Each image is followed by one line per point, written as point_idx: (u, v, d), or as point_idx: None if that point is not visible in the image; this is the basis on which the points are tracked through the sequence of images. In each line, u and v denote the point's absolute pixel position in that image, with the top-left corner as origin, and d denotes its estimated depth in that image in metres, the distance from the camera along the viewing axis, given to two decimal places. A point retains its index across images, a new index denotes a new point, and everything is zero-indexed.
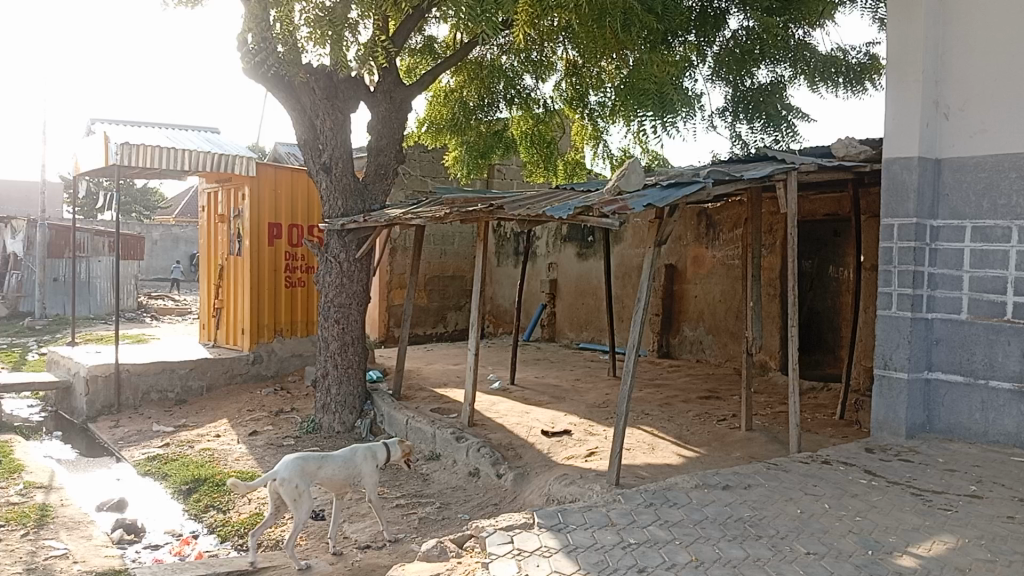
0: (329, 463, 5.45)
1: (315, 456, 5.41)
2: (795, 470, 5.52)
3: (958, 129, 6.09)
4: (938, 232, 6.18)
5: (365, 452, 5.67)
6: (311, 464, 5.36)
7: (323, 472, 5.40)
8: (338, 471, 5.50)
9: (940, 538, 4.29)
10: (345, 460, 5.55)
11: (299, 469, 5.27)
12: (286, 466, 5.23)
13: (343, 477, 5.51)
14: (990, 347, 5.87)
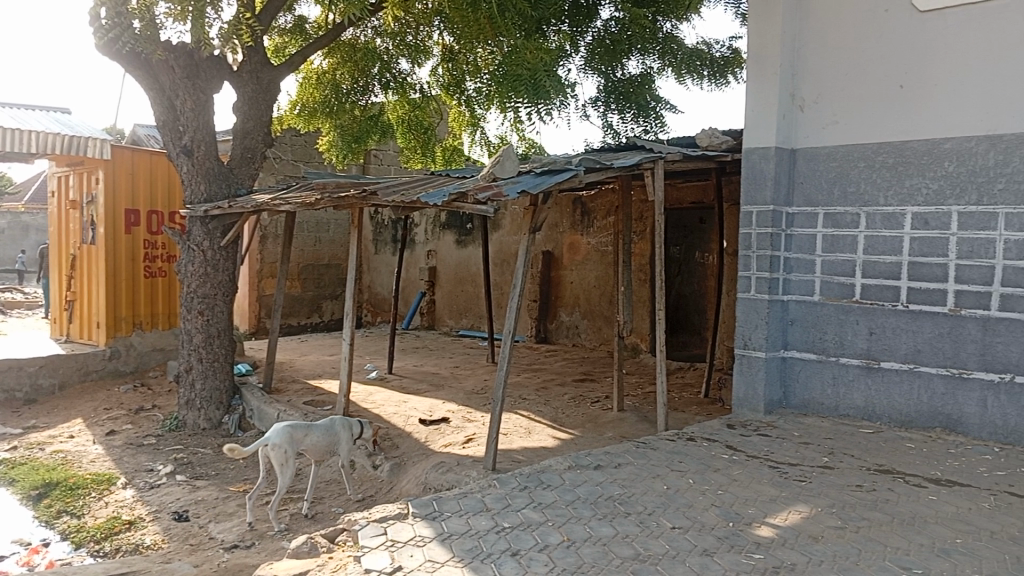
0: (316, 432, 5.80)
1: (304, 424, 5.78)
2: (663, 448, 5.72)
3: (811, 121, 6.44)
4: (793, 218, 6.53)
5: (345, 422, 6.03)
6: (301, 431, 5.74)
7: (309, 440, 5.76)
8: (321, 440, 5.83)
9: (794, 508, 4.54)
10: (327, 428, 5.88)
11: (290, 436, 5.66)
12: (277, 432, 5.65)
13: (325, 446, 5.87)
14: (840, 326, 6.27)
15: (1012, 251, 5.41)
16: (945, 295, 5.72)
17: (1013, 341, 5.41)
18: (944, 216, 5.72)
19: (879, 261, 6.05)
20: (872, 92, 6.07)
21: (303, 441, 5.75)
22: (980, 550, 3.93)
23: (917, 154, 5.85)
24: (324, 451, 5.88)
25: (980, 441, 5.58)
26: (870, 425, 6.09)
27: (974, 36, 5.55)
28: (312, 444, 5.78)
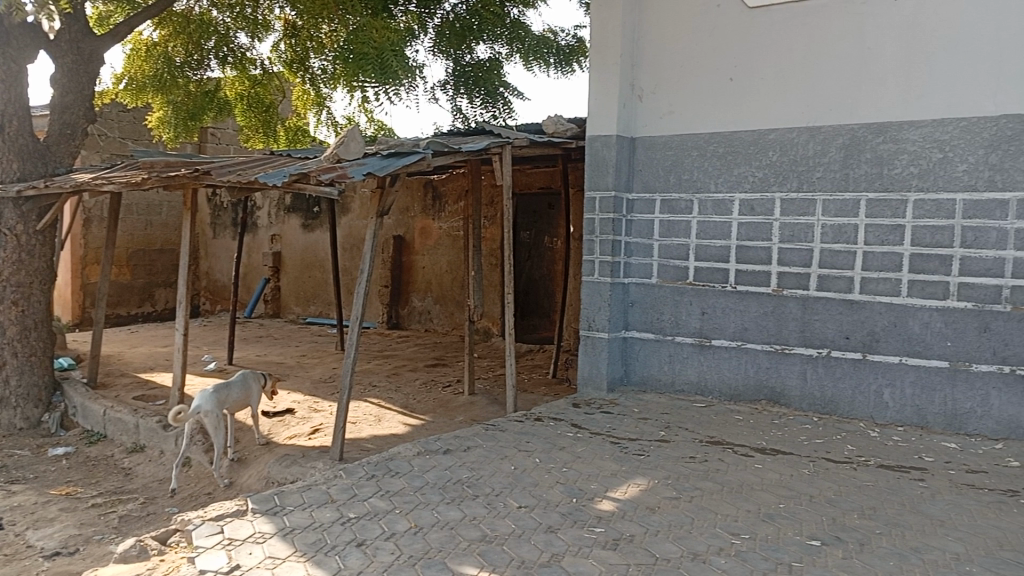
0: (236, 389, 6.07)
1: (224, 385, 6.00)
2: (510, 429, 5.80)
3: (650, 111, 6.70)
4: (633, 204, 6.79)
5: (254, 376, 6.35)
6: (224, 392, 5.97)
7: (232, 398, 6.03)
8: (239, 395, 6.12)
9: (634, 482, 4.73)
10: (243, 384, 6.18)
11: (217, 399, 5.88)
12: (206, 399, 5.82)
13: (243, 400, 6.18)
14: (676, 307, 6.59)
15: (828, 235, 5.86)
16: (769, 277, 6.12)
17: (829, 318, 5.88)
18: (768, 203, 6.12)
19: (711, 245, 6.40)
20: (705, 83, 6.38)
21: (226, 400, 5.99)
22: (799, 513, 4.25)
23: (744, 144, 6.21)
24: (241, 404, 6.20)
25: (800, 411, 6.04)
26: (703, 399, 6.46)
27: (796, 33, 5.94)
28: (234, 401, 6.07)
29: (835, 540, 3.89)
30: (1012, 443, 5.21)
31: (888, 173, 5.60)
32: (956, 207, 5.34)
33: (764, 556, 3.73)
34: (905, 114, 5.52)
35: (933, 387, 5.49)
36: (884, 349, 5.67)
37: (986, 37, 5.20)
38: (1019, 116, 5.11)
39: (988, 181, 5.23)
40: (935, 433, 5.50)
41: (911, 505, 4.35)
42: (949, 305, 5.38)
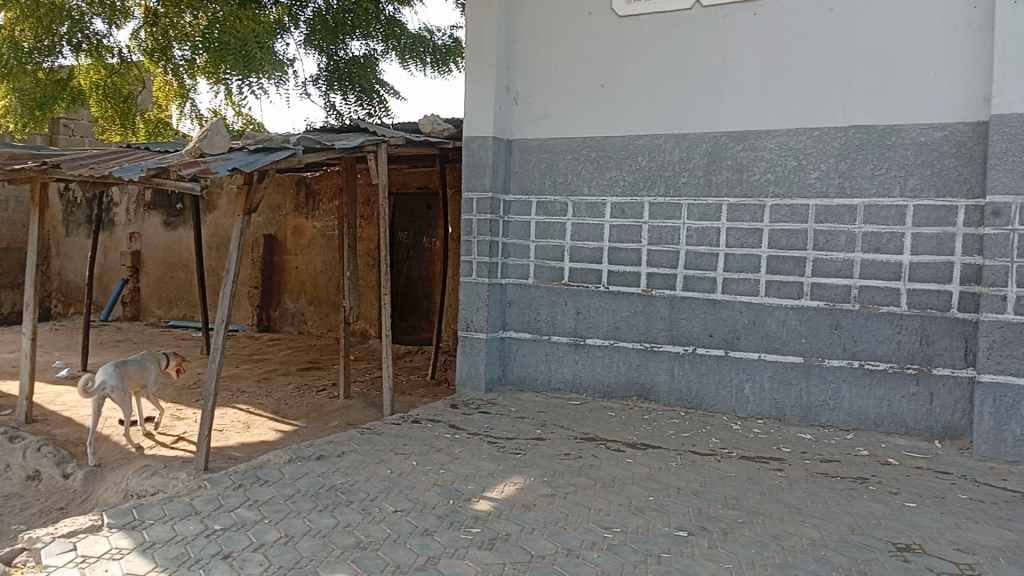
0: (135, 364, 6.34)
1: (124, 362, 6.25)
2: (387, 432, 5.72)
3: (525, 113, 6.78)
4: (509, 205, 6.85)
5: (153, 357, 6.61)
6: (124, 369, 6.22)
7: (131, 374, 6.28)
8: (138, 370, 6.40)
9: (510, 481, 4.77)
10: (141, 363, 6.42)
11: (117, 375, 6.11)
12: (107, 374, 6.05)
13: (141, 377, 6.42)
14: (551, 307, 6.69)
15: (693, 238, 6.11)
16: (639, 277, 6.32)
17: (694, 317, 6.13)
18: (638, 207, 6.32)
19: (585, 247, 6.53)
20: (578, 88, 6.52)
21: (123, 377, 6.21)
22: (667, 506, 4.40)
23: (616, 149, 6.39)
24: (139, 382, 6.42)
25: (669, 407, 6.27)
26: (578, 397, 6.60)
27: (664, 43, 6.16)
28: (132, 376, 6.32)
29: (701, 530, 4.06)
30: (860, 432, 5.60)
31: (748, 179, 5.90)
32: (810, 212, 5.69)
33: (635, 548, 3.84)
34: (762, 124, 5.84)
35: (790, 381, 5.83)
36: (745, 346, 5.96)
37: (836, 53, 5.56)
38: (865, 127, 5.49)
39: (838, 188, 5.59)
40: (791, 425, 5.83)
41: (771, 494, 4.59)
42: (803, 304, 5.73)
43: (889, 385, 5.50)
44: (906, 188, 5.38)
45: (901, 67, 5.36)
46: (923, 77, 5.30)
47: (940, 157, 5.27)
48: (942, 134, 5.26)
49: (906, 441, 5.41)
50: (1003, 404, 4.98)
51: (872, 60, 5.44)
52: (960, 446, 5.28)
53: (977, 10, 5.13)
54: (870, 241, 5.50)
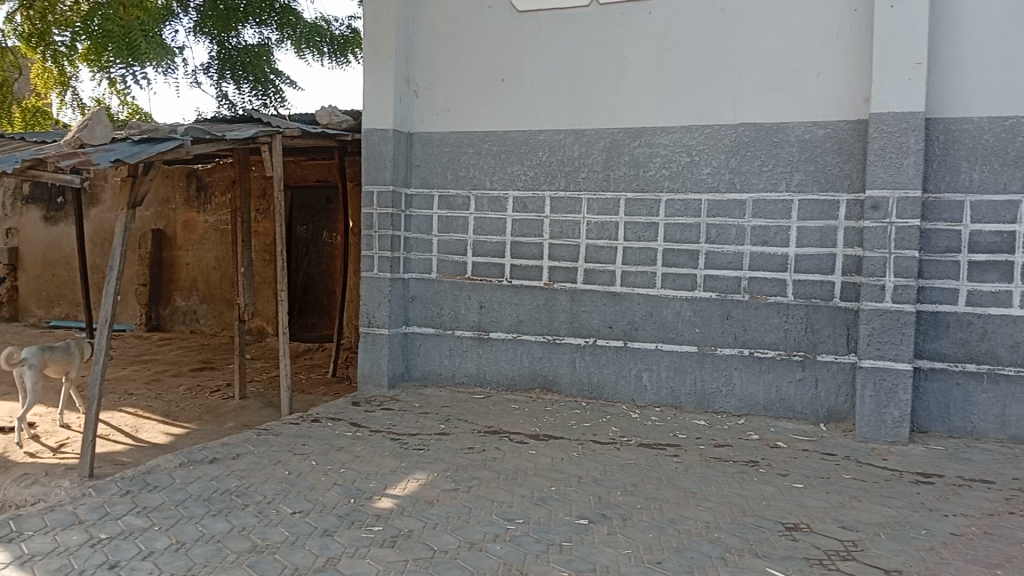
0: (63, 351, 6.42)
1: (51, 346, 6.35)
2: (285, 433, 5.56)
3: (425, 107, 6.70)
4: (411, 199, 6.76)
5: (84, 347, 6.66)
6: (50, 353, 6.31)
7: (56, 359, 6.35)
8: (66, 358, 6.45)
9: (413, 477, 4.72)
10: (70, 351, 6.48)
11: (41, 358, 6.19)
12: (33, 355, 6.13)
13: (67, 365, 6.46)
14: (455, 302, 6.66)
15: (593, 232, 6.20)
16: (541, 271, 6.37)
17: (595, 310, 6.23)
18: (539, 201, 6.37)
19: (487, 241, 6.53)
20: (479, 82, 6.50)
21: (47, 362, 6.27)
22: (568, 495, 4.46)
23: (516, 143, 6.41)
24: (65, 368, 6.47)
25: (571, 398, 6.35)
26: (481, 391, 6.60)
27: (562, 39, 6.22)
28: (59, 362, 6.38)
29: (601, 518, 4.13)
30: (751, 417, 5.82)
31: (645, 174, 6.03)
32: (702, 207, 5.87)
33: (537, 539, 3.87)
34: (658, 121, 5.97)
35: (685, 370, 6.00)
36: (643, 337, 6.10)
37: (727, 52, 5.74)
38: (754, 124, 5.70)
39: (728, 183, 5.79)
40: (687, 412, 6.01)
41: (668, 479, 4.71)
42: (697, 295, 5.90)
43: (777, 371, 5.74)
44: (791, 183, 5.62)
45: (788, 67, 5.58)
46: (808, 77, 5.54)
47: (823, 154, 5.52)
48: (826, 131, 5.51)
49: (794, 425, 5.66)
50: (882, 387, 5.27)
51: (761, 59, 5.65)
52: (843, 428, 5.56)
53: (857, 13, 5.39)
54: (758, 234, 5.72)
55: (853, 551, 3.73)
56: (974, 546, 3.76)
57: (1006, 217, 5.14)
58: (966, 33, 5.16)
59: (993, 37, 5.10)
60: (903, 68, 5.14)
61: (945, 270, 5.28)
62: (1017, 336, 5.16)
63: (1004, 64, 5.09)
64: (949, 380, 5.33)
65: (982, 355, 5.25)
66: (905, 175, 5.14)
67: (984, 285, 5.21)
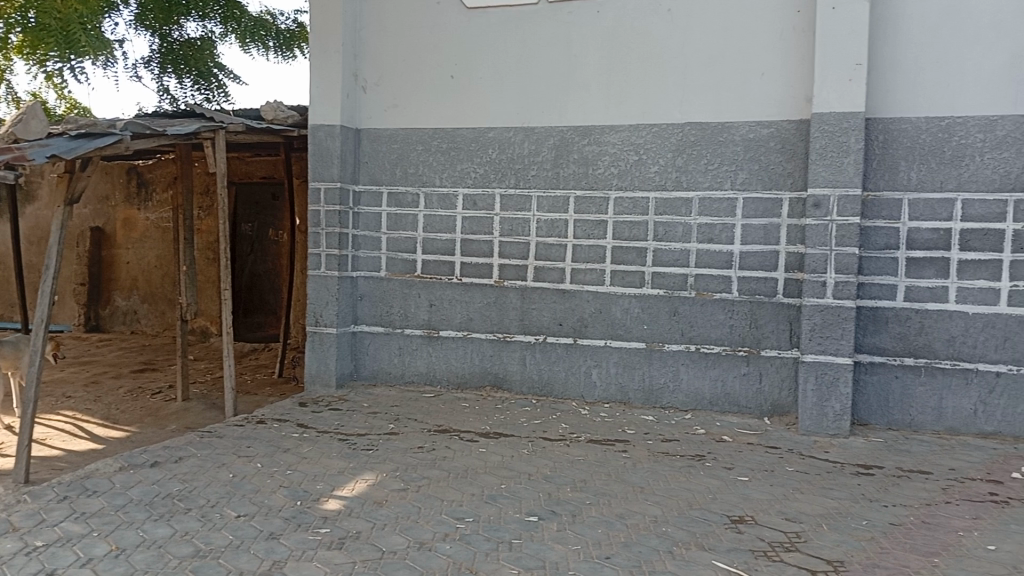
0: (9, 346, 6.60)
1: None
2: (229, 435, 5.46)
3: (373, 102, 6.63)
4: (359, 196, 6.68)
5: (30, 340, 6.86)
6: None
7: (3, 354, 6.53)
8: (12, 352, 6.63)
9: (361, 478, 4.67)
10: (17, 345, 6.67)
11: None
12: None
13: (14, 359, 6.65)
14: (404, 300, 6.61)
15: (543, 229, 6.22)
16: (491, 269, 6.37)
17: (545, 307, 6.24)
18: (488, 198, 6.35)
19: (437, 239, 6.50)
20: (427, 78, 6.46)
21: None
22: (518, 492, 4.46)
23: (465, 140, 6.39)
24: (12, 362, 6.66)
25: (521, 395, 6.36)
26: (431, 389, 6.57)
27: (511, 36, 6.21)
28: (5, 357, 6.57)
29: (551, 514, 4.14)
30: (697, 412, 5.90)
31: (593, 172, 6.07)
32: (649, 205, 5.93)
33: (486, 537, 3.86)
34: (606, 119, 6.01)
35: (634, 366, 6.05)
36: (592, 334, 6.14)
37: (673, 52, 5.80)
38: (700, 123, 5.77)
39: (675, 181, 5.86)
40: (635, 408, 6.06)
41: (617, 475, 4.74)
42: (645, 292, 5.96)
43: (723, 366, 5.83)
44: (736, 181, 5.71)
45: (732, 67, 5.67)
46: (752, 77, 5.63)
47: (766, 153, 5.62)
48: (769, 131, 5.61)
49: (739, 419, 5.75)
50: (824, 381, 5.39)
51: (706, 59, 5.72)
52: (787, 421, 5.67)
53: (800, 14, 5.50)
54: (704, 232, 5.80)
55: (796, 542, 3.80)
56: (912, 535, 3.87)
57: (942, 215, 5.30)
58: (904, 35, 5.30)
59: (929, 39, 5.25)
60: (843, 69, 5.26)
61: (884, 267, 5.43)
62: (953, 330, 5.32)
63: (940, 66, 5.24)
64: (888, 374, 5.47)
65: (919, 349, 5.40)
66: (845, 174, 5.26)
67: (921, 281, 5.36)
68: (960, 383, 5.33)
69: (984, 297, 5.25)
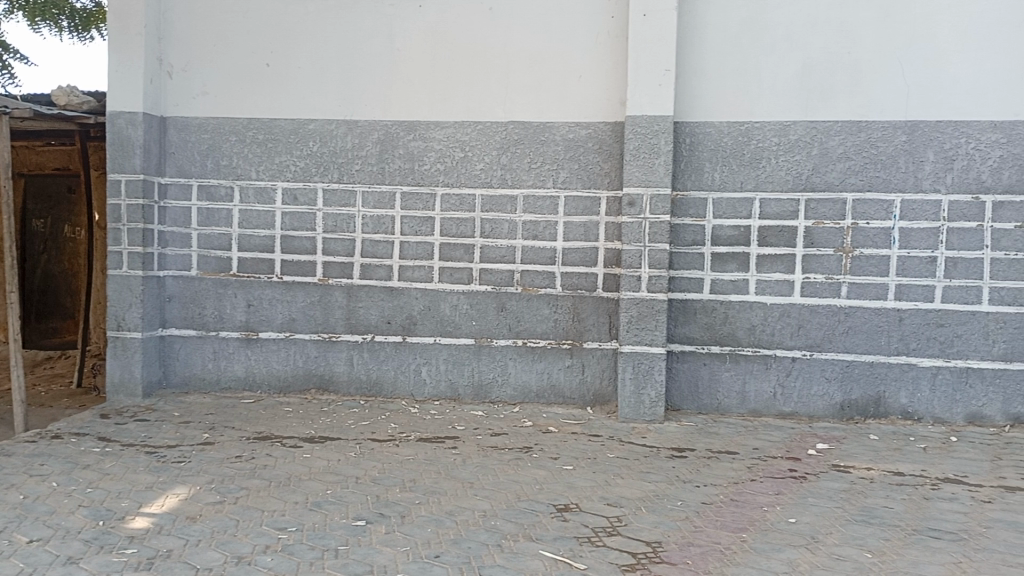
0: None
1: None
2: (18, 453, 4.89)
3: (180, 89, 6.17)
4: (166, 189, 6.20)
5: None
6: None
7: None
8: None
9: (172, 492, 4.33)
10: None
11: None
12: None
13: None
14: (219, 300, 6.22)
15: (368, 225, 6.07)
16: (314, 266, 6.13)
17: (371, 305, 6.09)
18: (311, 192, 6.11)
19: (254, 235, 6.16)
20: (240, 66, 6.11)
21: None
22: (344, 497, 4.31)
23: (284, 132, 6.10)
24: None
25: (348, 396, 6.17)
26: (251, 394, 6.23)
27: (331, 27, 6.00)
28: None
29: (379, 517, 4.03)
30: (525, 405, 5.99)
31: (419, 168, 5.99)
32: (476, 201, 5.94)
33: (310, 546, 3.69)
34: (430, 115, 5.95)
35: (462, 362, 6.04)
36: (421, 331, 6.07)
37: (496, 50, 5.84)
38: (523, 122, 5.86)
39: (500, 179, 5.91)
40: (465, 404, 6.05)
41: (446, 472, 4.70)
42: (473, 289, 5.97)
43: (548, 359, 5.95)
44: (558, 180, 5.85)
45: (553, 68, 5.79)
46: (571, 79, 5.78)
47: (586, 153, 5.81)
48: (587, 132, 5.79)
49: (564, 410, 5.90)
50: (641, 369, 5.63)
51: (528, 59, 5.81)
52: (608, 410, 5.88)
53: (614, 19, 5.70)
54: (529, 228, 5.90)
55: (618, 526, 3.94)
56: (722, 513, 4.12)
57: (743, 213, 5.69)
58: (709, 43, 5.63)
59: (731, 48, 5.61)
60: (654, 73, 5.51)
61: (692, 261, 5.76)
62: (754, 319, 5.73)
63: (740, 74, 5.62)
64: (698, 362, 5.81)
65: (725, 338, 5.77)
66: (657, 174, 5.52)
67: (725, 274, 5.73)
68: (760, 368, 5.75)
69: (780, 289, 5.68)
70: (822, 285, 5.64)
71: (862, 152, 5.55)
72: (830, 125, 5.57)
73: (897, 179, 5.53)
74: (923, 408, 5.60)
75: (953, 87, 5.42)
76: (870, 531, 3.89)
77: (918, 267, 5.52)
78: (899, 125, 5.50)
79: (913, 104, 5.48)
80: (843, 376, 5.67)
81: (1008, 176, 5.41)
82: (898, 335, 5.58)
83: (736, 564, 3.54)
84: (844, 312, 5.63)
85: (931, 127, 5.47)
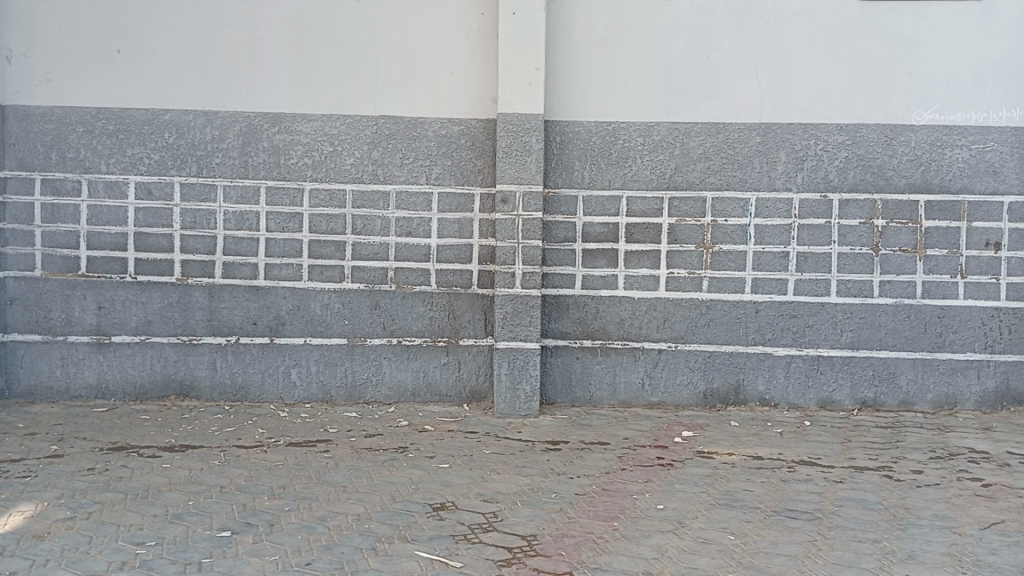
0: None
1: None
2: None
3: (19, 77, 5.69)
4: (5, 182, 5.72)
5: None
6: None
7: None
8: None
9: (16, 510, 3.99)
10: None
11: None
12: None
13: None
14: (66, 302, 5.78)
15: (231, 222, 5.80)
16: (172, 265, 5.80)
17: (235, 306, 5.83)
18: (166, 187, 5.78)
19: (105, 232, 5.76)
20: (87, 52, 5.70)
21: None
22: (208, 507, 4.09)
23: (137, 123, 5.74)
24: None
25: (212, 402, 5.88)
26: (104, 403, 5.82)
27: (187, 13, 5.69)
28: None
29: (246, 526, 3.85)
30: (400, 405, 5.90)
31: (286, 162, 5.78)
32: (347, 197, 5.80)
33: (171, 560, 3.48)
34: (296, 107, 5.75)
35: (335, 363, 5.88)
36: (290, 332, 5.86)
37: (364, 43, 5.72)
38: (393, 118, 5.76)
39: (371, 174, 5.79)
40: (337, 405, 5.90)
41: (317, 477, 4.56)
42: (343, 287, 5.82)
43: (423, 357, 5.89)
44: (431, 176, 5.79)
45: (423, 63, 5.73)
46: (442, 75, 5.74)
47: (458, 150, 5.78)
48: (459, 129, 5.77)
49: (440, 408, 5.85)
50: (516, 365, 5.66)
51: (397, 53, 5.72)
52: (484, 407, 5.87)
53: (484, 16, 5.69)
54: (402, 225, 5.81)
55: (494, 522, 3.94)
56: (595, 503, 4.20)
57: (611, 210, 5.83)
58: (576, 44, 5.73)
59: (598, 49, 5.73)
60: (524, 72, 5.55)
61: (564, 258, 5.84)
62: (622, 314, 5.87)
63: (607, 75, 5.75)
64: (570, 356, 5.90)
65: (595, 332, 5.89)
66: (529, 172, 5.58)
67: (595, 270, 5.85)
68: (629, 361, 5.91)
69: (646, 283, 5.86)
70: (685, 279, 5.85)
71: (721, 152, 5.80)
72: (691, 127, 5.78)
73: (752, 178, 5.81)
74: (779, 395, 5.92)
75: (802, 91, 5.76)
76: (733, 514, 4.07)
77: (772, 261, 5.83)
78: (754, 127, 5.78)
79: (766, 107, 5.77)
80: (706, 366, 5.91)
81: (852, 176, 5.80)
82: (755, 326, 5.87)
83: (609, 553, 3.61)
84: (706, 305, 5.87)
85: (783, 130, 5.78)
